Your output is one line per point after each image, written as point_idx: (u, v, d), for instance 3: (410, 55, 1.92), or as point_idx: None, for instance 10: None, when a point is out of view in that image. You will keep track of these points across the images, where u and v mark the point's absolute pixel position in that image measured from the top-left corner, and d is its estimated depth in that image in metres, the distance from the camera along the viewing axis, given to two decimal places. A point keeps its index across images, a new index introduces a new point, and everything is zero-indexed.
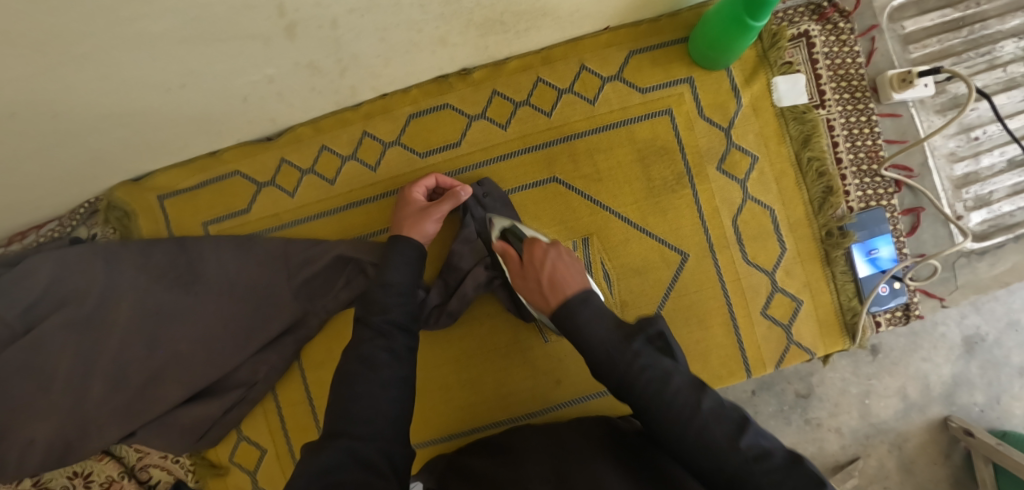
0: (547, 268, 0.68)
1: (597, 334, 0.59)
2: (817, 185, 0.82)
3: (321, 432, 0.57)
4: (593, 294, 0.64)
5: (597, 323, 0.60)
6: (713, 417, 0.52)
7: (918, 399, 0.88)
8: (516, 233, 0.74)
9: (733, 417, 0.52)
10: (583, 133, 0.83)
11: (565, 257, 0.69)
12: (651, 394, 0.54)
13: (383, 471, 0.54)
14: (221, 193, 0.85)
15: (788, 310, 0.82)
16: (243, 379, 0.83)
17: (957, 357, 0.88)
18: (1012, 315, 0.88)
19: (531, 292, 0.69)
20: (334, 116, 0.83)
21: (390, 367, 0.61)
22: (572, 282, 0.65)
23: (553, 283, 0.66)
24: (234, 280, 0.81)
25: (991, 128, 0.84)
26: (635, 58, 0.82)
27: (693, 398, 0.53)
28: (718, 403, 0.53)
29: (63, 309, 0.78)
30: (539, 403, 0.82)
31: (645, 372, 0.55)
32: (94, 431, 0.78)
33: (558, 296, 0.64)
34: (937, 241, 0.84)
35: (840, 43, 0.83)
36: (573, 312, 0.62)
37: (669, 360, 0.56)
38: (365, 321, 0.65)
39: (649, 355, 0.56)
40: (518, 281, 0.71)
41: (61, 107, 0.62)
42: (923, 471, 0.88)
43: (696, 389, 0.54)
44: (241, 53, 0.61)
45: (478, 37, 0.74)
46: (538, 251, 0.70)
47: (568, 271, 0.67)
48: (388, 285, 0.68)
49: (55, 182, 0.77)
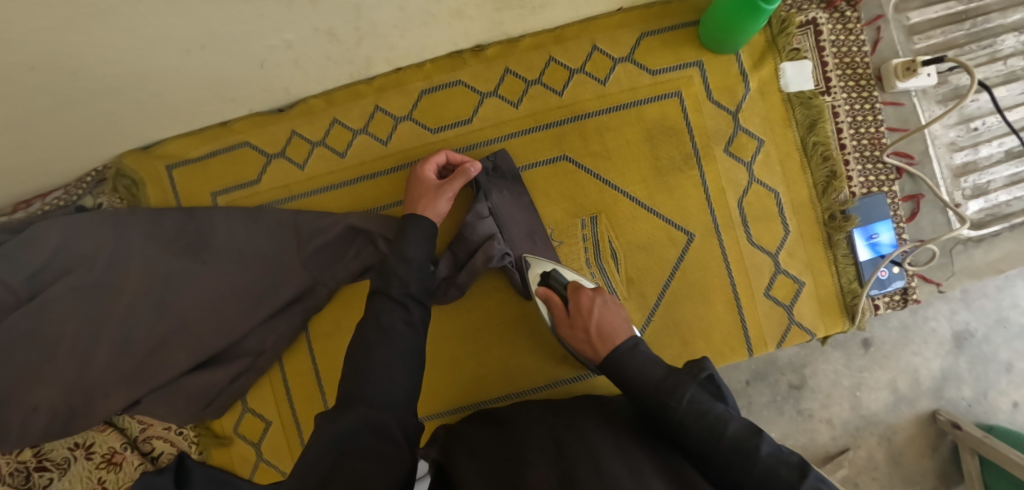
0: (595, 316, 0.71)
1: (648, 379, 0.62)
2: (821, 169, 0.83)
3: (335, 401, 0.58)
4: (640, 341, 0.68)
5: (647, 367, 0.63)
6: (776, 462, 0.52)
7: (908, 392, 0.90)
8: (558, 277, 0.77)
9: (796, 462, 0.53)
10: (593, 112, 0.84)
11: (610, 304, 0.73)
12: (708, 440, 0.55)
13: (395, 436, 0.55)
14: (232, 163, 0.85)
15: (790, 291, 0.84)
16: (250, 348, 0.83)
17: (946, 351, 0.90)
18: (1002, 312, 0.90)
19: (580, 341, 0.72)
20: (346, 89, 0.83)
21: (403, 339, 0.62)
22: (619, 332, 0.70)
23: (602, 333, 0.70)
24: (243, 250, 0.81)
25: (991, 119, 0.86)
26: (647, 40, 0.83)
27: (750, 443, 0.54)
28: (777, 448, 0.54)
29: (68, 276, 0.77)
30: (544, 377, 0.83)
31: (700, 419, 0.56)
32: (99, 399, 0.78)
33: (608, 347, 0.69)
34: (934, 227, 0.86)
35: (846, 32, 0.85)
36: (625, 361, 0.65)
37: (723, 407, 0.58)
38: (384, 293, 0.66)
39: (700, 400, 0.58)
40: (564, 329, 0.74)
41: (80, 64, 0.62)
42: (911, 463, 0.90)
43: (755, 433, 0.55)
44: (264, 14, 0.62)
45: (493, 12, 0.75)
46: (584, 299, 0.73)
47: (615, 320, 0.71)
48: (398, 262, 0.68)
49: (65, 147, 0.76)
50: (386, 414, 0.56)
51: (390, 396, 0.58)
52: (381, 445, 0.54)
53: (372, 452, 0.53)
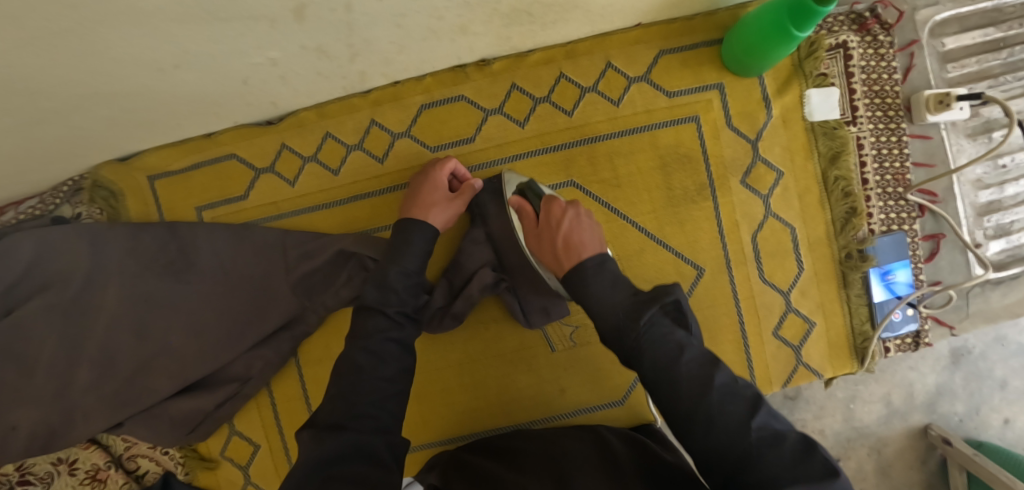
0: (564, 228, 0.66)
1: (611, 300, 0.58)
2: (840, 205, 0.79)
3: (322, 423, 0.54)
4: (609, 258, 0.63)
5: (611, 287, 0.59)
6: (725, 396, 0.48)
7: (901, 406, 0.88)
8: (534, 189, 0.73)
9: (747, 397, 0.49)
10: (604, 135, 0.79)
11: (583, 219, 0.67)
12: (660, 364, 0.51)
13: (383, 459, 0.52)
14: (217, 177, 0.80)
15: (800, 331, 0.81)
16: (237, 373, 0.79)
17: (942, 367, 0.88)
18: (1000, 330, 0.88)
19: (544, 252, 0.67)
20: (340, 101, 0.78)
21: (395, 362, 0.60)
22: (588, 246, 0.64)
23: (568, 245, 0.64)
24: (228, 270, 0.77)
25: (1020, 156, 0.81)
26: (664, 59, 0.78)
27: (704, 373, 0.50)
28: (732, 381, 0.50)
29: (46, 292, 0.73)
30: (541, 410, 0.81)
31: (657, 343, 0.52)
32: (81, 419, 0.75)
33: (573, 260, 0.63)
34: (953, 269, 0.83)
35: (878, 57, 0.79)
36: (587, 276, 0.61)
37: (683, 333, 0.53)
38: (380, 311, 0.62)
39: (662, 325, 0.54)
40: (532, 239, 0.69)
41: (39, 84, 0.57)
42: (899, 475, 0.89)
43: (710, 364, 0.51)
44: (245, 34, 0.57)
45: (502, 27, 0.70)
46: (556, 210, 0.68)
47: (585, 234, 0.66)
48: (399, 276, 0.65)
49: (37, 159, 0.71)
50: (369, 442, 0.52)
51: (376, 422, 0.54)
52: (369, 470, 0.50)
53: (358, 477, 0.48)
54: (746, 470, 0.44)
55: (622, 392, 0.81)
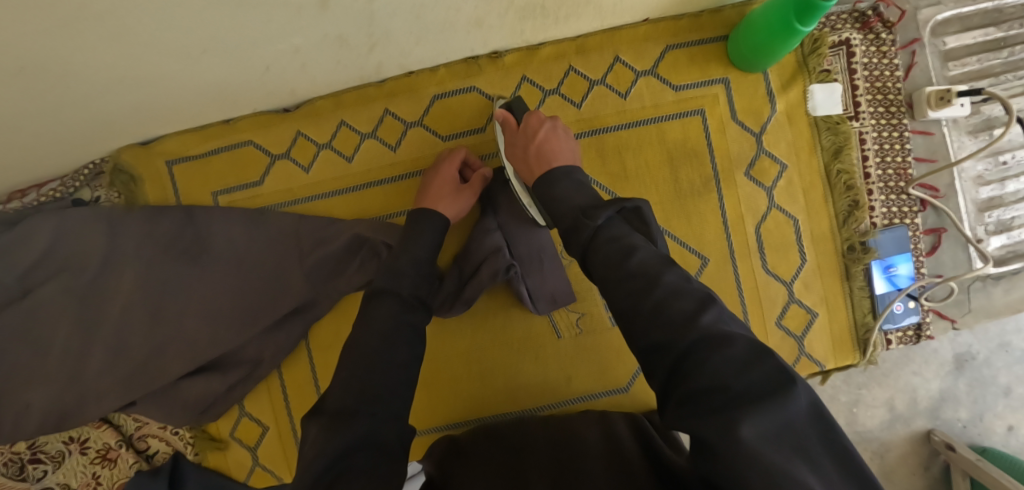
0: (541, 140, 0.69)
1: (572, 200, 0.58)
2: (843, 198, 0.81)
3: (331, 408, 0.51)
4: (577, 170, 0.63)
5: (573, 188, 0.60)
6: (674, 294, 0.44)
7: (904, 412, 0.89)
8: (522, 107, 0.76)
9: (699, 294, 0.43)
10: (612, 127, 0.81)
11: (561, 134, 0.70)
12: (611, 262, 0.48)
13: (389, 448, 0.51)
14: (234, 163, 0.82)
15: (803, 322, 0.82)
16: (249, 356, 0.81)
17: (946, 372, 0.89)
18: (1005, 336, 0.88)
19: (519, 158, 0.70)
20: (355, 91, 0.80)
21: (407, 347, 0.58)
22: (559, 157, 0.66)
23: (541, 155, 0.67)
24: (242, 254, 0.79)
25: (1021, 153, 0.83)
26: (672, 53, 0.80)
27: (654, 272, 0.46)
28: (685, 280, 0.45)
29: (63, 275, 0.76)
30: (547, 396, 0.82)
31: (611, 243, 0.49)
32: (93, 399, 0.76)
33: (541, 167, 0.66)
34: (955, 264, 0.84)
35: (880, 55, 0.81)
36: (551, 178, 0.62)
37: (640, 236, 0.49)
38: (394, 294, 0.62)
39: (618, 228, 0.51)
40: (511, 148, 0.72)
41: (73, 66, 0.59)
42: (902, 481, 0.89)
43: (662, 263, 0.46)
44: (270, 21, 0.59)
45: (516, 21, 0.72)
46: (537, 125, 0.71)
47: (560, 148, 0.68)
48: (406, 259, 0.66)
49: (63, 143, 0.73)
50: (385, 426, 0.52)
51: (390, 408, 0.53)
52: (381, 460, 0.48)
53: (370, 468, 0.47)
54: (689, 370, 0.38)
55: (626, 380, 0.82)
